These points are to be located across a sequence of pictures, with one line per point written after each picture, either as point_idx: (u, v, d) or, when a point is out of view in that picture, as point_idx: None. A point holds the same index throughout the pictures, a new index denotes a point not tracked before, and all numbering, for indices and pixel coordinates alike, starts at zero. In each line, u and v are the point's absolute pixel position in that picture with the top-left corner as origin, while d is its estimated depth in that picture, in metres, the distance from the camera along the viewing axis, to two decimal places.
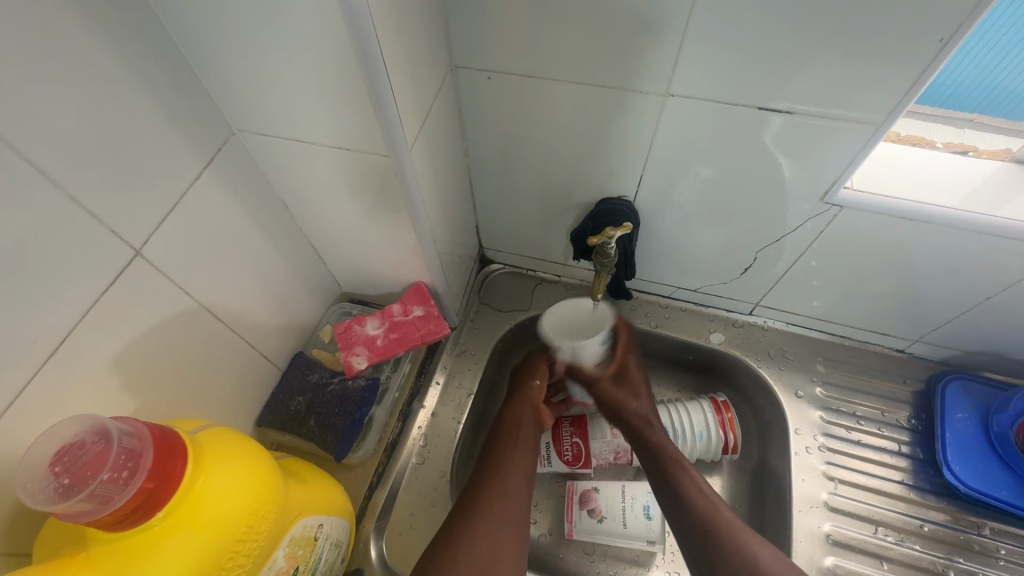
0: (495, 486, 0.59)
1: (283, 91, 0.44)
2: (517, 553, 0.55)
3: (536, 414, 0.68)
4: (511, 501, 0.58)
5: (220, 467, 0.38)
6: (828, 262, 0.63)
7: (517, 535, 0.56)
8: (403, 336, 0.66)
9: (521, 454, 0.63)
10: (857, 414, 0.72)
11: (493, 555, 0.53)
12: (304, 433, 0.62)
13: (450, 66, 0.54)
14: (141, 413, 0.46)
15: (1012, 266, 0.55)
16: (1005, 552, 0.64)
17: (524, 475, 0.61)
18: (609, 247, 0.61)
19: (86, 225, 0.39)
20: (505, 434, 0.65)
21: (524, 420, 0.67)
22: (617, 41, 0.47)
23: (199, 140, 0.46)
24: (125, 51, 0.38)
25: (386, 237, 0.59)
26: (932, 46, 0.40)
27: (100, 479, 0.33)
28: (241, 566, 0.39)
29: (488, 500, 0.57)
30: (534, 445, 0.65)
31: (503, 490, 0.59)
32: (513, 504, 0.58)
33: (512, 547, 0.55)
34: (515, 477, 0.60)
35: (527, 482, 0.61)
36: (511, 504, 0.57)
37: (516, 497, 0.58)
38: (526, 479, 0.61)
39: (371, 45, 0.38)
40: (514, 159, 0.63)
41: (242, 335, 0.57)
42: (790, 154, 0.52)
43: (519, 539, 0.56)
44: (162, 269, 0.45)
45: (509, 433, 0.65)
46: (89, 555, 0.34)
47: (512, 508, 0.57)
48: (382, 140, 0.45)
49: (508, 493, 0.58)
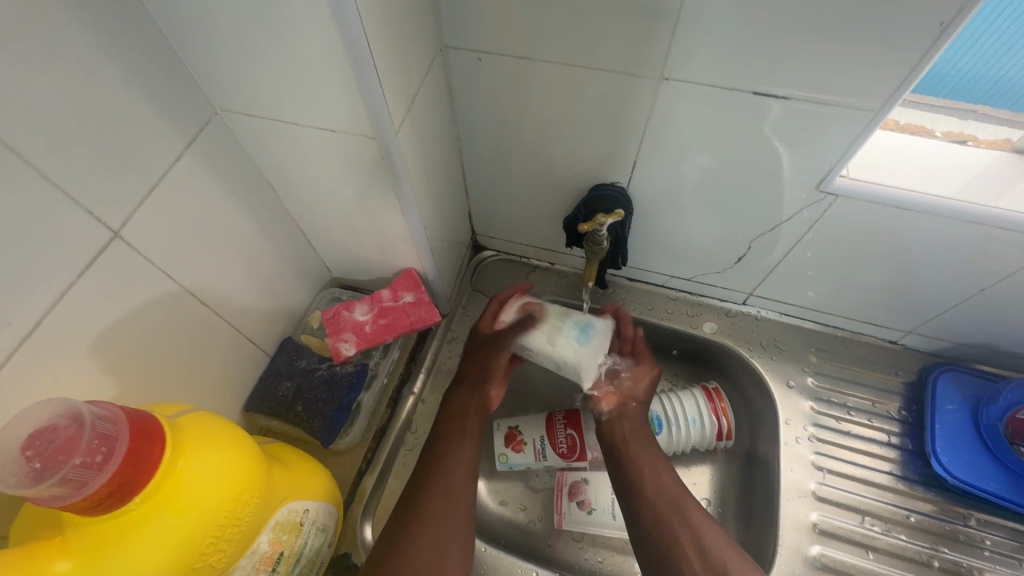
0: (440, 480, 0.57)
1: (265, 70, 0.43)
2: (465, 547, 0.54)
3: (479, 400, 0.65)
4: (455, 497, 0.56)
5: (200, 453, 0.38)
6: (823, 252, 0.62)
7: (462, 530, 0.55)
8: (392, 322, 0.66)
9: (465, 448, 0.61)
10: (848, 404, 0.72)
11: (438, 550, 0.53)
12: (292, 419, 0.62)
13: (439, 47, 0.52)
14: (121, 397, 0.46)
15: (1007, 258, 0.54)
16: (991, 543, 0.64)
17: (466, 473, 0.59)
18: (600, 234, 0.60)
19: (62, 207, 0.38)
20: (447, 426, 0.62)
21: (468, 413, 0.64)
22: (610, 23, 0.46)
23: (178, 121, 0.45)
24: (100, 27, 0.37)
25: (375, 222, 0.58)
26: (931, 30, 0.39)
27: (73, 464, 0.32)
28: (222, 552, 0.39)
29: (431, 495, 0.56)
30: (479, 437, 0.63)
31: (446, 485, 0.57)
32: (456, 496, 0.56)
33: (460, 543, 0.54)
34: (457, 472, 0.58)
35: (469, 476, 0.59)
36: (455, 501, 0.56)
37: (458, 491, 0.57)
38: (470, 475, 0.59)
39: (352, 24, 0.37)
40: (508, 144, 0.62)
41: (227, 320, 0.56)
42: (786, 141, 0.51)
43: (467, 532, 0.55)
44: (141, 252, 0.44)
45: (449, 428, 0.62)
46: (64, 540, 0.34)
47: (457, 502, 0.56)
48: (368, 121, 0.44)
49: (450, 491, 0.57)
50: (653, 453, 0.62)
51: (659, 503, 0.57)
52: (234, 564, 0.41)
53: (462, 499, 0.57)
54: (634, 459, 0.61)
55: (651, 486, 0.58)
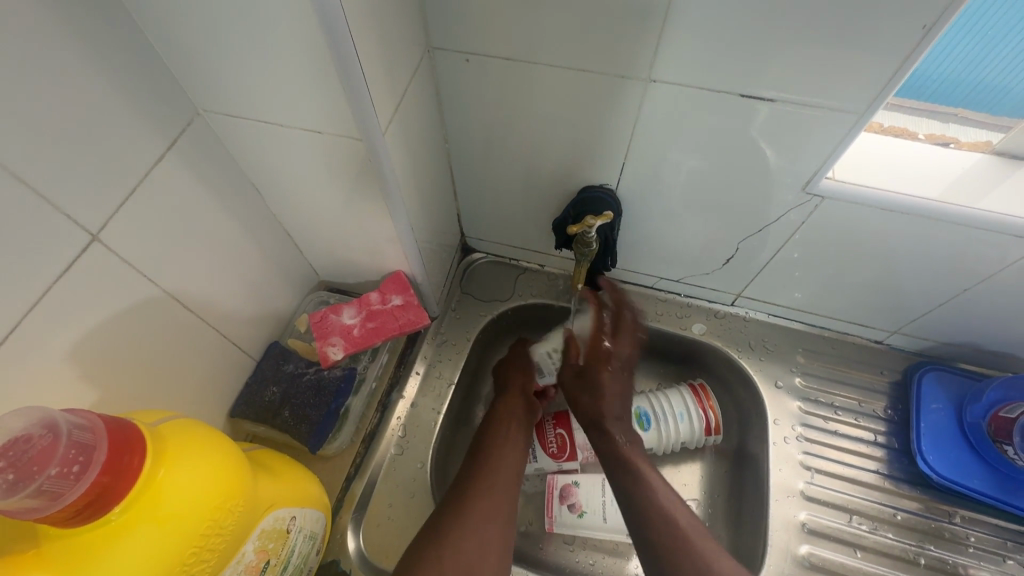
0: (484, 485, 0.58)
1: (248, 70, 0.42)
2: (501, 551, 0.54)
3: (525, 406, 0.68)
4: (500, 500, 0.57)
5: (182, 461, 0.37)
6: (810, 253, 0.62)
7: (502, 534, 0.55)
8: (381, 325, 0.65)
9: (508, 453, 0.62)
10: (835, 404, 0.72)
11: (479, 551, 0.53)
12: (278, 424, 0.61)
13: (426, 48, 0.52)
14: (101, 404, 0.45)
15: (989, 259, 0.55)
16: (975, 540, 0.65)
17: (511, 477, 0.60)
18: (589, 236, 0.60)
19: (36, 208, 0.37)
20: (491, 433, 0.64)
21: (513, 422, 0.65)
22: (598, 24, 0.46)
23: (159, 121, 0.44)
24: (77, 24, 0.36)
25: (363, 225, 0.58)
26: (914, 33, 0.39)
27: (48, 475, 0.32)
28: (205, 562, 0.38)
29: (477, 498, 0.56)
30: (523, 445, 0.64)
31: (488, 488, 0.58)
32: (499, 500, 0.57)
33: (497, 546, 0.54)
34: (502, 476, 0.59)
35: (513, 480, 0.60)
36: (500, 505, 0.57)
37: (501, 494, 0.58)
38: (513, 484, 0.59)
39: (337, 24, 0.36)
40: (497, 145, 0.62)
41: (211, 324, 0.55)
42: (773, 143, 0.51)
43: (506, 534, 0.56)
44: (121, 255, 0.43)
45: (494, 435, 0.64)
46: (41, 553, 0.33)
47: (500, 504, 0.57)
48: (354, 123, 0.44)
49: (496, 496, 0.57)
50: (660, 484, 0.59)
51: (666, 537, 0.54)
52: (218, 574, 0.40)
53: (507, 500, 0.58)
54: (640, 488, 0.58)
55: (658, 520, 0.56)
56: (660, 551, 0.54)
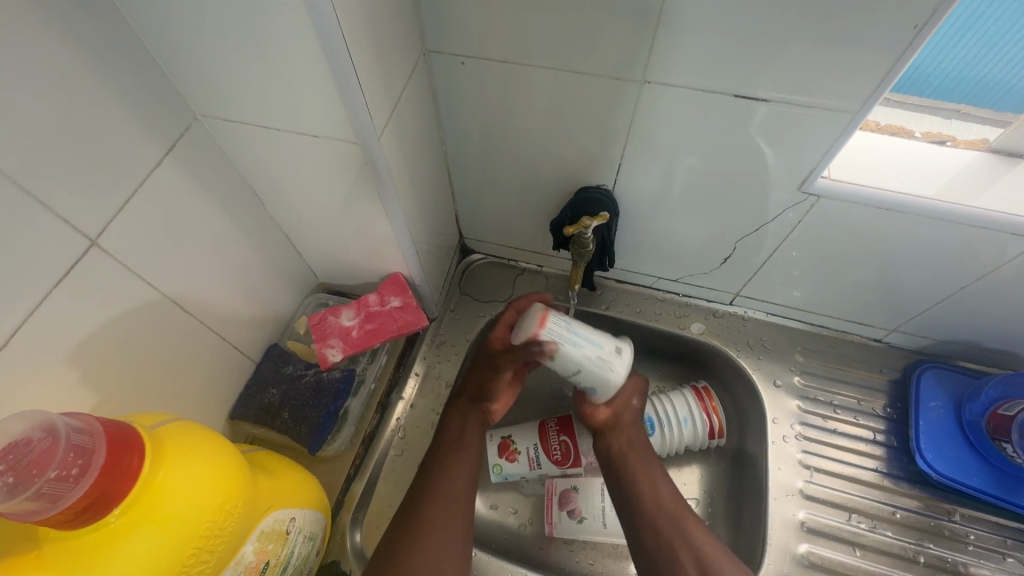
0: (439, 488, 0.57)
1: (243, 74, 0.42)
2: (461, 553, 0.54)
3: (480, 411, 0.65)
4: (454, 505, 0.56)
5: (180, 463, 0.37)
6: (808, 252, 0.62)
7: (459, 538, 0.54)
8: (379, 327, 0.65)
9: (465, 457, 0.60)
10: (834, 402, 0.72)
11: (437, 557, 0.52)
12: (278, 426, 0.61)
13: (421, 50, 0.52)
14: (101, 407, 0.45)
15: (986, 256, 0.55)
16: (975, 537, 0.65)
17: (466, 481, 0.58)
18: (585, 238, 0.61)
19: (37, 214, 0.37)
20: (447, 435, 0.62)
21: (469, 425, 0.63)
22: (592, 25, 0.46)
23: (157, 126, 0.45)
24: (74, 31, 0.36)
25: (361, 227, 0.58)
26: (907, 32, 0.40)
27: (47, 478, 0.32)
28: (204, 563, 0.38)
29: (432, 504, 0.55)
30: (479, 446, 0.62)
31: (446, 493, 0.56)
32: (455, 506, 0.56)
33: (459, 551, 0.54)
34: (458, 481, 0.58)
35: (468, 485, 0.58)
36: (457, 508, 0.56)
37: (458, 500, 0.56)
38: (469, 487, 0.58)
39: (331, 28, 0.36)
40: (493, 147, 0.62)
41: (211, 327, 0.56)
42: (769, 141, 0.51)
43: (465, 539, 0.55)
44: (120, 259, 0.44)
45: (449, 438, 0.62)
46: (41, 554, 0.33)
47: (455, 512, 0.55)
48: (350, 126, 0.44)
49: (454, 500, 0.56)
50: (662, 480, 0.60)
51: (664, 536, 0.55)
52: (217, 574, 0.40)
53: (461, 506, 0.56)
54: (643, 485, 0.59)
55: (658, 519, 0.56)
56: (652, 543, 0.55)
